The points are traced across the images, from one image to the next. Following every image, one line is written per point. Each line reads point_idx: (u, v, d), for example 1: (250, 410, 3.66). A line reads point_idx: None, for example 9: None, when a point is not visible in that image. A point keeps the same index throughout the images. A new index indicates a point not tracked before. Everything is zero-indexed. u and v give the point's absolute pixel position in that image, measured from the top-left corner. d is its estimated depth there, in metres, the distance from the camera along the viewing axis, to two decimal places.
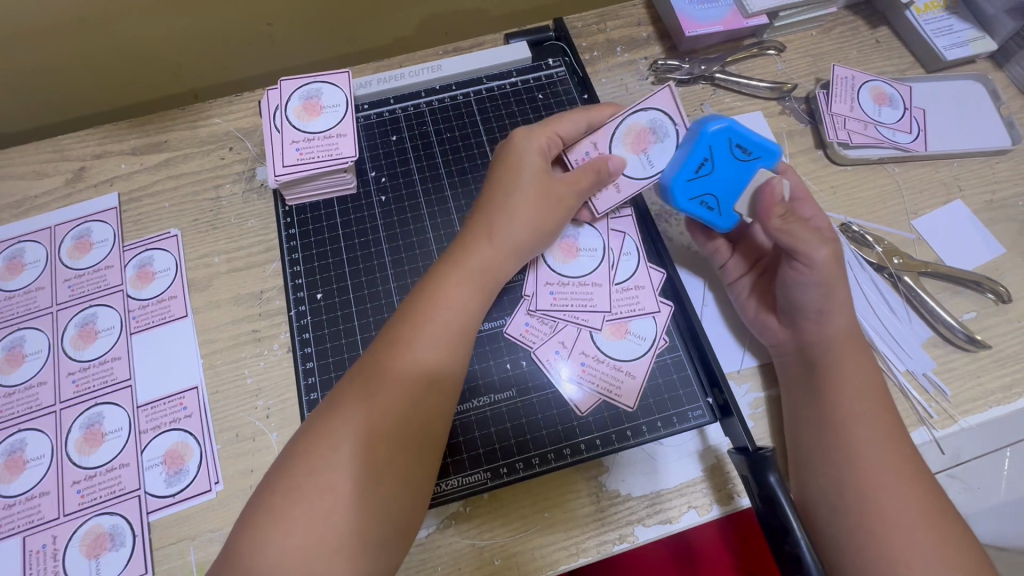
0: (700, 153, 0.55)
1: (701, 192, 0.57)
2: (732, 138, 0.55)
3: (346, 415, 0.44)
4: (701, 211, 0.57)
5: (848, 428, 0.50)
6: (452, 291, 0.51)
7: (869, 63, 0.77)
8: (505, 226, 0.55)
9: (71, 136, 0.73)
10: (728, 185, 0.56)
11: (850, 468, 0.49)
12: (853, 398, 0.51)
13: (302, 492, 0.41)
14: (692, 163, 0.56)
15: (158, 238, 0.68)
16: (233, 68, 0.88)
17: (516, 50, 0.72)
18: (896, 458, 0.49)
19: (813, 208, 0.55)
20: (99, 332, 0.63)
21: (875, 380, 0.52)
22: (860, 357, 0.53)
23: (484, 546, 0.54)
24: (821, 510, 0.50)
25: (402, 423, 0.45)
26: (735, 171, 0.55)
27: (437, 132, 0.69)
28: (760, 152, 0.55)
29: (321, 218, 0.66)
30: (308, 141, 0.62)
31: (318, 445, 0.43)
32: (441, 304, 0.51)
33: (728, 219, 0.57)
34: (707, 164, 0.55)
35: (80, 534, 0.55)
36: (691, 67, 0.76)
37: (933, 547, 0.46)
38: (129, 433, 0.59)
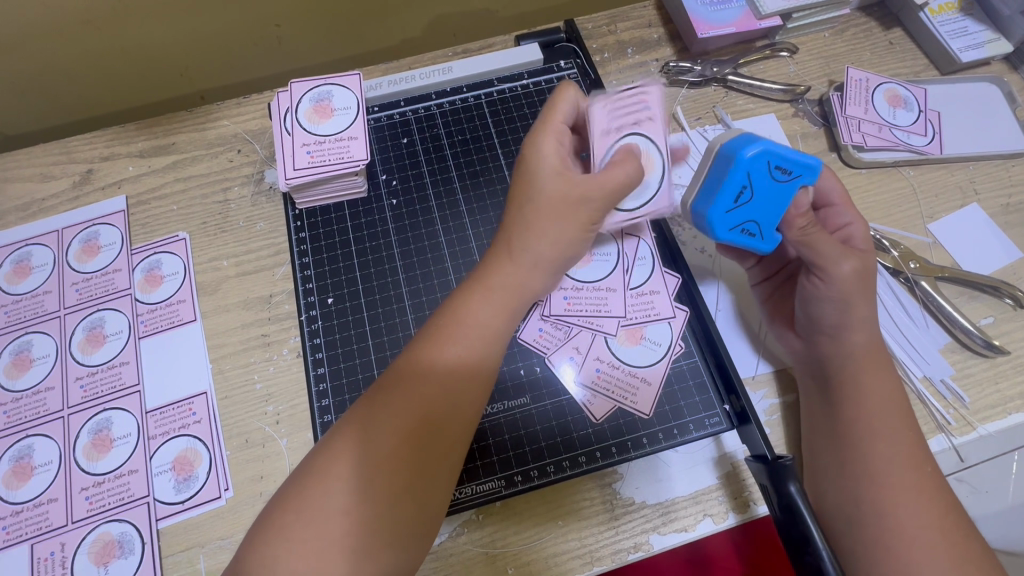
0: (738, 181, 0.50)
1: (741, 220, 0.52)
2: (769, 160, 0.49)
3: (363, 435, 0.43)
4: (743, 239, 0.53)
5: (868, 442, 0.49)
6: (476, 310, 0.49)
7: (882, 65, 0.76)
8: (528, 241, 0.51)
9: (79, 138, 0.73)
10: (769, 209, 0.51)
11: (869, 481, 0.48)
12: (874, 411, 0.50)
13: (316, 511, 0.40)
14: (729, 193, 0.51)
15: (166, 242, 0.67)
16: (240, 69, 0.87)
17: (527, 52, 0.72)
18: (915, 470, 0.48)
19: (852, 214, 0.56)
20: (108, 336, 0.62)
21: (895, 392, 0.52)
22: (881, 370, 0.52)
23: (496, 554, 0.53)
24: (839, 521, 0.49)
25: (417, 443, 0.43)
26: (775, 193, 0.51)
27: (449, 135, 0.69)
28: (798, 169, 0.50)
29: (331, 221, 0.65)
30: (318, 144, 0.61)
31: (334, 462, 0.42)
32: (462, 324, 0.48)
33: (771, 243, 0.53)
34: (746, 193, 0.51)
35: (88, 541, 0.54)
36: (702, 69, 0.75)
37: (956, 564, 0.45)
38: (137, 439, 0.58)
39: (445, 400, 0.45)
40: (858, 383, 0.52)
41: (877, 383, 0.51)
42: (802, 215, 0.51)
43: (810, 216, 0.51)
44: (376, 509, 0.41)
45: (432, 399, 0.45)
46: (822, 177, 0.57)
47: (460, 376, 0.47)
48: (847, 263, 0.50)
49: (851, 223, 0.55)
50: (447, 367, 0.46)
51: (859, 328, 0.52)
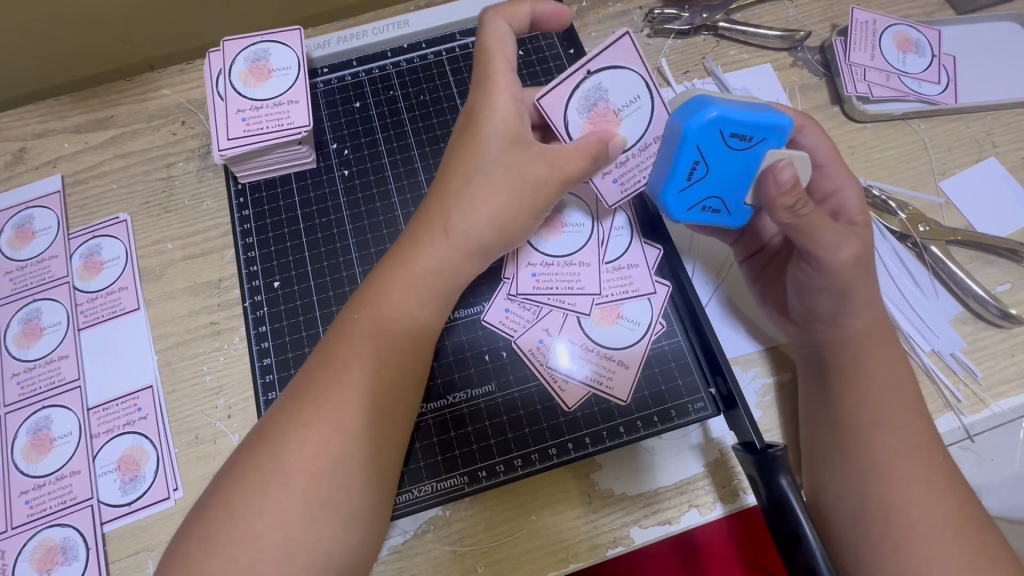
0: (689, 157, 0.45)
1: (699, 199, 0.48)
2: (722, 129, 0.44)
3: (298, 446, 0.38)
4: (705, 217, 0.49)
5: (871, 430, 0.45)
6: (399, 302, 0.44)
7: (892, 5, 0.68)
8: (461, 215, 0.46)
9: (10, 114, 0.67)
10: (730, 183, 0.47)
11: (872, 472, 0.44)
12: (875, 395, 0.45)
13: (242, 531, 0.36)
14: (682, 172, 0.46)
15: (106, 224, 0.62)
16: (189, 35, 0.80)
17: (491, 1, 0.64)
18: (922, 459, 0.44)
19: (842, 176, 0.50)
20: (45, 329, 0.58)
21: (903, 373, 0.46)
22: (889, 349, 0.47)
23: (465, 553, 0.49)
24: (839, 516, 0.44)
25: (361, 452, 0.39)
26: (733, 165, 0.46)
27: (406, 97, 0.62)
28: (761, 133, 0.44)
29: (278, 197, 0.59)
30: (255, 110, 0.54)
31: (263, 476, 0.37)
32: (390, 320, 0.44)
33: (739, 216, 0.49)
34: (700, 168, 0.46)
35: (30, 547, 0.51)
36: (691, 17, 0.67)
37: (969, 559, 0.41)
38: (80, 437, 0.54)
39: (379, 411, 0.41)
40: (861, 366, 0.46)
41: (882, 364, 0.46)
42: (788, 192, 0.44)
43: (798, 192, 0.43)
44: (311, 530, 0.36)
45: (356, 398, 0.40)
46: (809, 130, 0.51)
47: (396, 375, 0.42)
48: (846, 248, 0.44)
49: (840, 187, 0.50)
50: (381, 375, 0.42)
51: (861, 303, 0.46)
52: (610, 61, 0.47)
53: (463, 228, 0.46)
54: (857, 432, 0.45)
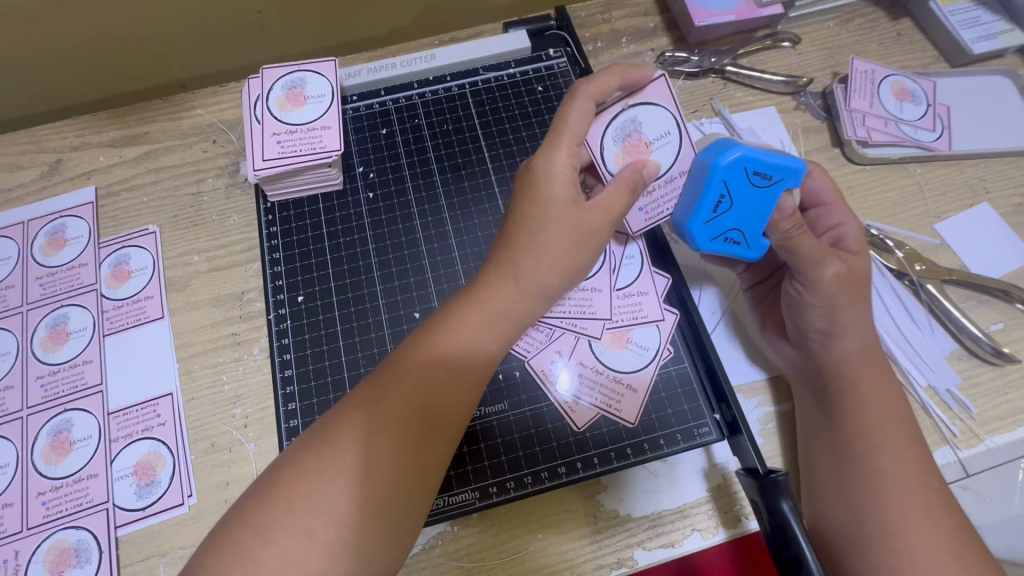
0: (716, 190, 0.48)
1: (723, 229, 0.50)
2: (747, 166, 0.47)
3: (340, 458, 0.38)
4: (727, 249, 0.51)
5: (864, 462, 0.46)
6: (463, 337, 0.45)
7: (889, 57, 0.73)
8: (536, 253, 0.47)
9: (50, 127, 0.71)
10: (752, 217, 0.49)
11: (865, 504, 0.45)
12: (865, 429, 0.47)
13: (281, 535, 0.36)
14: (708, 203, 0.49)
15: (135, 235, 0.65)
16: (222, 59, 0.85)
17: (514, 40, 0.68)
18: (920, 489, 0.45)
19: (844, 212, 0.52)
20: (71, 333, 0.60)
21: (894, 404, 0.48)
22: (880, 382, 0.49)
23: (471, 568, 0.50)
24: (841, 544, 0.46)
25: (400, 474, 0.39)
26: (756, 199, 0.48)
27: (430, 126, 0.65)
28: (781, 173, 0.47)
29: (305, 216, 0.62)
30: (290, 134, 0.56)
31: (300, 484, 0.37)
32: (451, 354, 0.44)
33: (758, 250, 0.50)
34: (725, 201, 0.48)
35: (44, 548, 0.52)
36: (700, 60, 0.71)
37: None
38: (99, 441, 0.55)
39: (421, 442, 0.41)
40: (853, 400, 0.48)
41: (874, 397, 0.48)
42: (788, 218, 0.48)
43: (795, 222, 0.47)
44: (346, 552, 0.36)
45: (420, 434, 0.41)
46: (815, 171, 0.53)
47: (455, 414, 0.43)
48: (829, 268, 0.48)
49: (843, 222, 0.52)
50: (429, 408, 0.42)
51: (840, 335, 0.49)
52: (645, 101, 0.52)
53: (530, 269, 0.47)
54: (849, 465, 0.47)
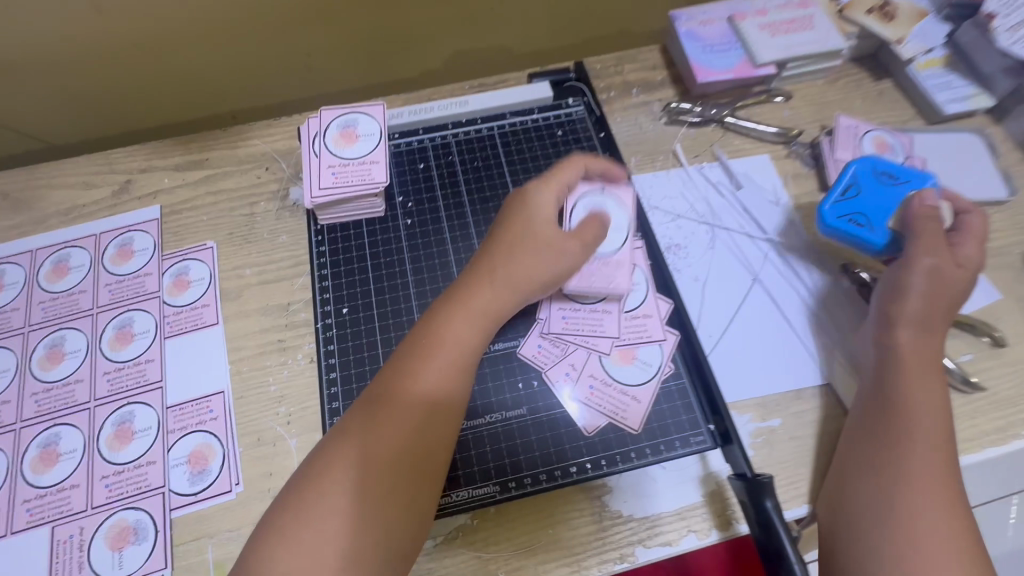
0: (847, 180, 0.67)
1: (848, 213, 0.66)
2: (872, 167, 0.68)
3: (360, 438, 0.49)
4: (851, 228, 0.65)
5: (902, 448, 0.52)
6: (455, 333, 0.55)
7: (871, 113, 0.82)
8: (507, 268, 0.58)
9: (123, 152, 0.79)
10: (875, 204, 0.65)
11: (900, 488, 0.50)
12: (914, 420, 0.53)
13: (315, 509, 0.46)
14: (835, 192, 0.67)
15: (195, 250, 0.72)
16: (273, 94, 0.95)
17: (538, 89, 0.77)
18: (944, 481, 0.51)
19: (966, 234, 0.60)
20: (135, 335, 0.67)
21: (934, 405, 0.54)
22: (930, 381, 0.54)
23: (488, 558, 0.56)
24: (862, 523, 0.51)
25: (401, 448, 0.49)
26: (890, 192, 0.66)
27: (462, 162, 0.74)
28: (904, 176, 0.66)
29: (351, 237, 0.70)
30: (343, 165, 0.64)
31: (327, 471, 0.48)
32: (444, 345, 0.54)
33: (880, 234, 0.64)
34: (853, 190, 0.67)
35: (106, 526, 0.58)
36: (702, 111, 0.81)
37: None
38: (157, 432, 0.62)
39: (420, 414, 0.51)
40: (905, 389, 0.54)
41: (922, 392, 0.54)
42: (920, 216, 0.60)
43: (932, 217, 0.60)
44: (361, 513, 0.46)
45: (418, 415, 0.51)
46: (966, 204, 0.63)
47: (443, 395, 0.53)
48: (927, 258, 0.58)
49: (959, 240, 0.60)
50: (424, 388, 0.52)
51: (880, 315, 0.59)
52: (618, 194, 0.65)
53: (511, 277, 0.58)
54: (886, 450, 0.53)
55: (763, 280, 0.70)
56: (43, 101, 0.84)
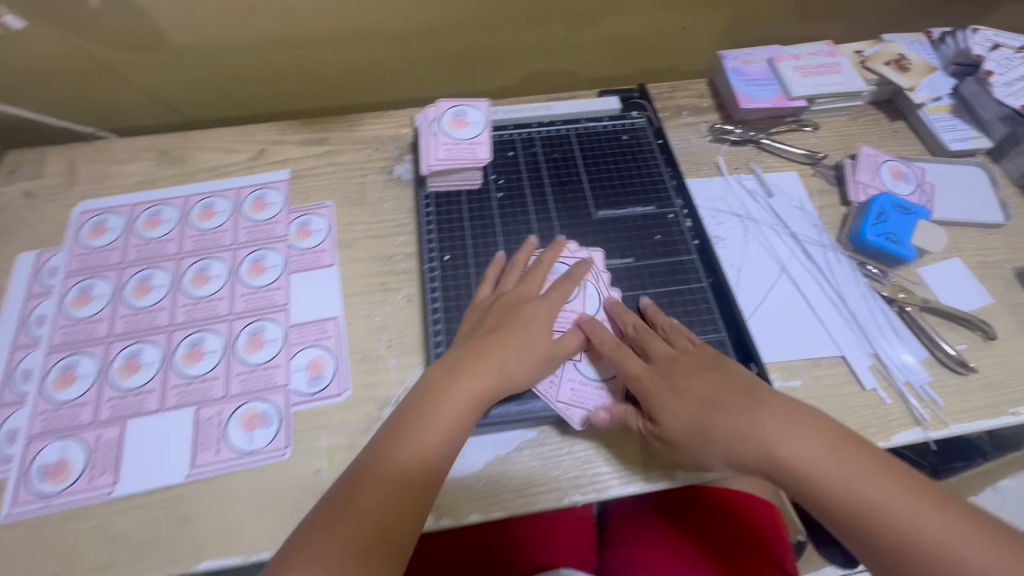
0: (876, 210, 0.83)
1: (884, 233, 0.81)
2: (893, 201, 0.83)
3: (373, 485, 0.58)
4: (888, 244, 0.81)
5: (824, 492, 0.57)
6: (457, 398, 0.64)
7: (887, 147, 0.96)
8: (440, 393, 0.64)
9: (260, 128, 0.96)
10: (901, 227, 0.82)
11: (875, 519, 0.55)
12: (817, 470, 0.58)
13: None
14: (870, 219, 0.82)
15: (316, 207, 0.88)
16: (376, 94, 1.13)
17: (608, 102, 0.92)
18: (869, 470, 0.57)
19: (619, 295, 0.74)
20: (267, 268, 0.81)
21: (809, 436, 0.59)
22: (782, 424, 0.60)
23: (551, 467, 0.68)
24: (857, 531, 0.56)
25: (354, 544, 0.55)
26: (907, 219, 0.82)
27: (545, 154, 0.87)
28: (913, 207, 0.83)
29: (451, 201, 0.83)
30: (454, 144, 0.79)
31: None
32: (447, 406, 0.63)
33: (909, 249, 0.81)
34: (883, 217, 0.82)
35: (240, 412, 0.70)
36: (742, 132, 0.96)
37: (985, 538, 0.53)
38: (283, 343, 0.75)
39: (424, 465, 0.60)
40: (776, 450, 0.59)
41: (789, 441, 0.59)
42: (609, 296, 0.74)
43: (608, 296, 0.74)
44: None
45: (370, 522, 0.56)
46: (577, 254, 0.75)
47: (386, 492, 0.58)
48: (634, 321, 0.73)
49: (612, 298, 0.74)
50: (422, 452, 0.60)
51: (720, 454, 0.61)
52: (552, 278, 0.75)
53: (504, 368, 0.66)
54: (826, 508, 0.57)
55: (789, 269, 0.83)
56: (195, 85, 1.02)
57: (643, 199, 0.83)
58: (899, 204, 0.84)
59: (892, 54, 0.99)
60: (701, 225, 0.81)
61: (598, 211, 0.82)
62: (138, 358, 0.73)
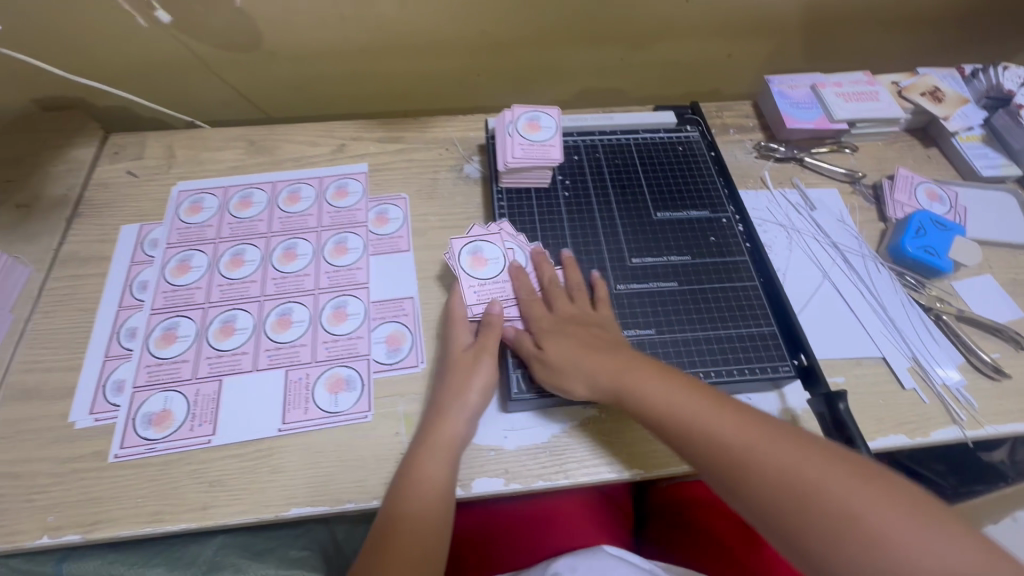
0: (915, 224, 0.89)
1: (923, 246, 0.88)
2: (930, 218, 0.90)
3: (392, 538, 0.62)
4: (927, 256, 0.87)
5: (721, 458, 0.60)
6: (434, 471, 0.65)
7: (922, 170, 1.03)
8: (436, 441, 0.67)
9: (340, 125, 1.05)
10: (939, 242, 0.88)
11: (772, 475, 0.57)
12: (669, 411, 0.64)
13: None
14: (910, 232, 0.89)
15: (392, 198, 0.95)
16: (441, 101, 1.21)
17: (665, 117, 1.00)
18: (752, 433, 0.61)
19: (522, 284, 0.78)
20: (349, 249, 0.88)
21: (668, 381, 0.66)
22: (643, 372, 0.67)
23: (613, 442, 0.72)
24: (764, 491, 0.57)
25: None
26: (944, 235, 0.89)
27: (606, 160, 0.94)
28: (950, 224, 0.90)
29: (521, 196, 0.90)
30: (529, 146, 0.87)
31: None
32: (428, 482, 0.65)
33: (947, 262, 0.87)
34: (922, 231, 0.89)
35: (325, 377, 0.76)
36: (787, 150, 1.03)
37: (836, 464, 0.57)
38: (364, 317, 0.82)
39: (432, 511, 0.64)
40: (638, 391, 0.66)
41: (650, 386, 0.66)
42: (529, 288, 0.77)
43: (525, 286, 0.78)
44: None
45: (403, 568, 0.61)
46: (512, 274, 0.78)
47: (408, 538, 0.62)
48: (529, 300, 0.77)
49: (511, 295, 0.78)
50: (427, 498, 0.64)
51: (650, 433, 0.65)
52: (480, 235, 0.82)
53: (459, 401, 0.70)
54: (681, 445, 0.63)
55: (831, 276, 0.89)
56: (280, 85, 1.11)
57: (697, 204, 0.90)
58: (937, 221, 0.90)
59: (928, 86, 1.06)
60: (752, 230, 0.87)
61: (657, 213, 0.89)
62: (232, 324, 0.80)
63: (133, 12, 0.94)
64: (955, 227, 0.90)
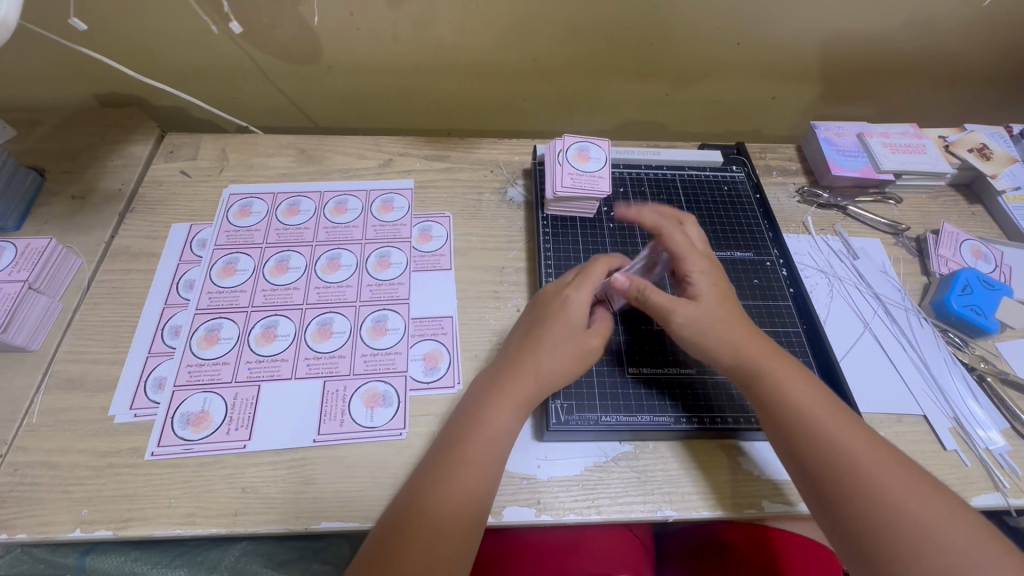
0: (962, 281, 0.89)
1: (968, 304, 0.87)
2: (977, 276, 0.89)
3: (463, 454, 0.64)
4: (972, 314, 0.86)
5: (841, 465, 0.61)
6: (514, 413, 0.68)
7: (966, 227, 1.02)
8: (530, 376, 0.70)
9: (388, 139, 1.06)
10: (986, 301, 0.87)
11: (883, 498, 0.58)
12: (802, 408, 0.65)
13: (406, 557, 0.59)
14: (955, 289, 0.88)
15: (436, 216, 0.96)
16: (485, 122, 1.23)
17: (711, 155, 1.00)
18: (881, 455, 0.61)
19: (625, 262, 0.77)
20: (392, 264, 0.89)
21: (807, 382, 0.67)
22: (792, 368, 0.68)
23: (646, 480, 0.72)
24: (869, 512, 0.58)
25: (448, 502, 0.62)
26: (991, 294, 0.88)
27: (652, 194, 0.95)
28: (997, 284, 0.89)
29: (565, 226, 0.91)
30: (579, 175, 0.87)
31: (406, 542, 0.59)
32: (507, 421, 0.67)
33: (992, 323, 0.86)
34: (968, 289, 0.88)
35: (363, 390, 0.76)
36: (830, 198, 1.03)
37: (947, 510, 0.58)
38: (403, 333, 0.82)
39: (501, 439, 0.66)
40: (780, 384, 0.67)
41: (797, 381, 0.67)
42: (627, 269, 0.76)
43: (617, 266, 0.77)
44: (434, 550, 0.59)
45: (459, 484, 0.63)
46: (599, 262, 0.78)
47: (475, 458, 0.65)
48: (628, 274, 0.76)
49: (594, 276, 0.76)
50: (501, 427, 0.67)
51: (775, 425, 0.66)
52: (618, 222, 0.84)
53: (555, 358, 0.71)
54: (804, 437, 0.63)
55: (872, 327, 0.88)
56: (332, 96, 1.14)
57: (742, 244, 0.90)
58: (984, 280, 0.90)
59: (976, 143, 1.06)
60: (797, 275, 0.87)
61: None
62: (274, 329, 0.81)
63: (204, 19, 0.97)
64: (1003, 287, 0.89)
